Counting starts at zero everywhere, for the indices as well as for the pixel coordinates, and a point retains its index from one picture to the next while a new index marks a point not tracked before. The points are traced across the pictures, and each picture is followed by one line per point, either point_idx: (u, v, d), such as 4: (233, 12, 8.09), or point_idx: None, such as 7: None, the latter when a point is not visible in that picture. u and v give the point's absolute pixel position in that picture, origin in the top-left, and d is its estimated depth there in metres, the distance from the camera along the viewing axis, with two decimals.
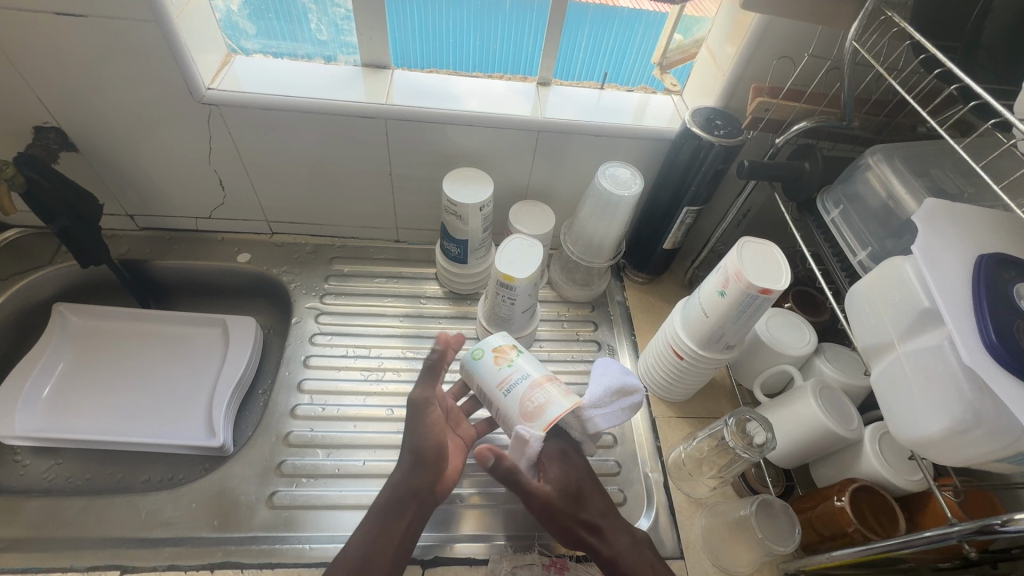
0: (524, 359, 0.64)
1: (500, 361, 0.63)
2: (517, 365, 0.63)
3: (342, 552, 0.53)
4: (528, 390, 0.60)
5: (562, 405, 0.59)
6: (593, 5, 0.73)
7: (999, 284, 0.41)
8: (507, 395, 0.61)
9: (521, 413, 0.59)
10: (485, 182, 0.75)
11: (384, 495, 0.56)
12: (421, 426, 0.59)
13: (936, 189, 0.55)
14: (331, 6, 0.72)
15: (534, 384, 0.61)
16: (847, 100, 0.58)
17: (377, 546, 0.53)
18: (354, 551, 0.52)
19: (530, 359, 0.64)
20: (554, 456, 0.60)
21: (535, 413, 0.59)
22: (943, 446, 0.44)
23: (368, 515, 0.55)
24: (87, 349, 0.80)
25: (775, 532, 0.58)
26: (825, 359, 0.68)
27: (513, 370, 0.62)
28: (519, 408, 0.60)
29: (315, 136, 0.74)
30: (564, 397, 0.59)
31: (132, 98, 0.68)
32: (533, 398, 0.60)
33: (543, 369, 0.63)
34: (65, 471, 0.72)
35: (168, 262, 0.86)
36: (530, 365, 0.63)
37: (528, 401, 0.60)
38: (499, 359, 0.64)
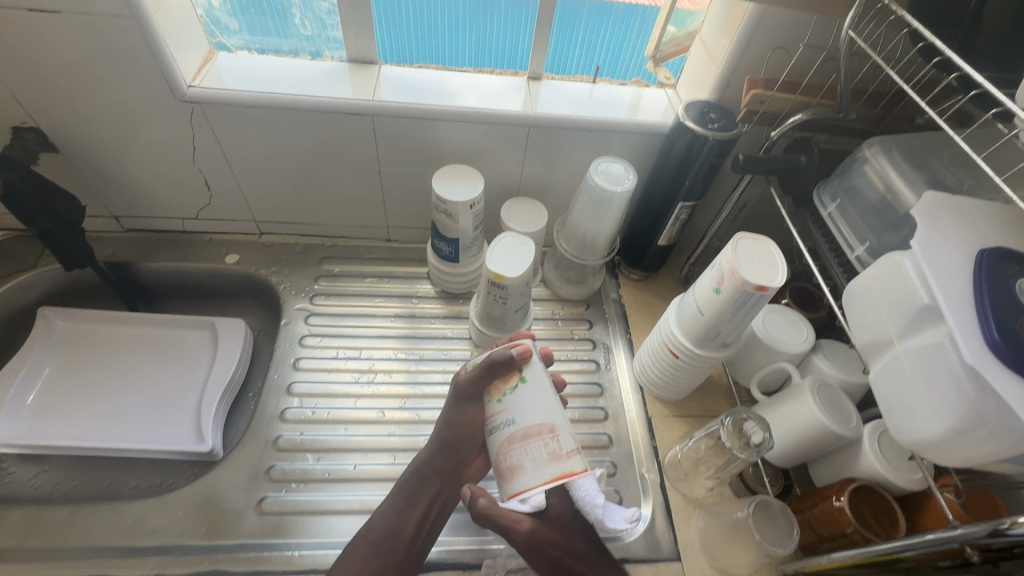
0: (519, 394, 0.55)
1: (495, 392, 0.56)
2: (507, 406, 0.54)
3: (360, 536, 0.57)
4: (509, 443, 0.53)
5: (533, 477, 0.50)
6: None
7: (1002, 279, 0.40)
8: (492, 435, 0.55)
9: (497, 465, 0.54)
10: (475, 179, 0.74)
11: (406, 478, 0.61)
12: (460, 410, 0.61)
13: (934, 181, 0.54)
14: (315, 1, 0.71)
15: (516, 437, 0.53)
16: (843, 91, 0.57)
17: (397, 524, 0.57)
18: (373, 530, 0.57)
19: (528, 395, 0.54)
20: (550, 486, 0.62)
21: (507, 473, 0.52)
22: (944, 447, 0.43)
23: (390, 496, 0.60)
24: (73, 353, 0.79)
25: (773, 534, 0.58)
26: (823, 357, 0.67)
27: (502, 408, 0.55)
28: (495, 457, 0.54)
29: (302, 134, 0.73)
30: (541, 467, 0.50)
31: (112, 98, 0.67)
32: (509, 454, 0.53)
33: (540, 417, 0.53)
34: (51, 479, 0.70)
35: (156, 264, 0.85)
36: (525, 405, 0.54)
37: (507, 457, 0.53)
38: (493, 391, 0.56)
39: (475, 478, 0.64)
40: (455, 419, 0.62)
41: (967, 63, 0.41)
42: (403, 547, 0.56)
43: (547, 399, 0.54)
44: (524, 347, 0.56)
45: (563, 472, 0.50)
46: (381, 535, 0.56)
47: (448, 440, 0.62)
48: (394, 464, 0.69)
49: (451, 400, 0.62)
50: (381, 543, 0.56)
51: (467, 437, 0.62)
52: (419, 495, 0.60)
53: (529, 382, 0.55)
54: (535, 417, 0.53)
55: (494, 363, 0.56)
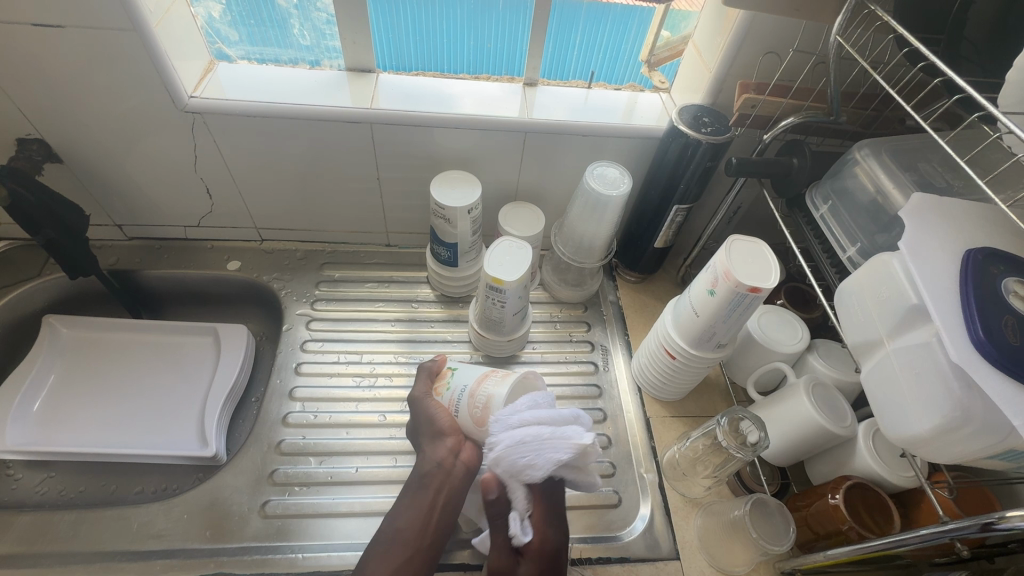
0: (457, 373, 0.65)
1: (439, 392, 0.64)
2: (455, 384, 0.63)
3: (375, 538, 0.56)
4: (472, 405, 0.61)
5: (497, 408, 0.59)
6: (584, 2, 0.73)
7: (987, 279, 0.41)
8: (459, 416, 0.61)
9: (475, 422, 0.60)
10: (473, 183, 0.75)
11: (410, 480, 0.59)
12: (424, 415, 0.63)
13: (923, 183, 0.55)
14: (313, 11, 0.72)
15: (473, 391, 0.62)
16: (833, 95, 0.58)
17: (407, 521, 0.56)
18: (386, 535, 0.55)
19: (465, 370, 0.65)
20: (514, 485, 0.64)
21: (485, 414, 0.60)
22: (934, 444, 0.43)
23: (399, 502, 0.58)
24: (77, 360, 0.80)
25: (770, 532, 0.58)
26: (818, 356, 0.68)
27: (451, 391, 0.63)
28: (471, 422, 0.60)
29: (301, 142, 0.74)
30: (501, 383, 0.60)
31: (114, 108, 0.68)
32: (476, 404, 0.61)
33: (477, 372, 0.64)
34: (57, 485, 0.71)
35: (158, 272, 0.86)
36: (465, 375, 0.64)
37: (478, 415, 0.60)
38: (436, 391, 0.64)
39: (474, 460, 0.59)
40: (430, 417, 0.62)
41: (949, 68, 0.42)
42: (412, 543, 0.54)
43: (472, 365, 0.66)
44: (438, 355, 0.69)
45: (512, 378, 0.61)
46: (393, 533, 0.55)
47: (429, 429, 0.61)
48: (396, 467, 0.70)
49: (413, 413, 0.65)
50: (392, 543, 0.54)
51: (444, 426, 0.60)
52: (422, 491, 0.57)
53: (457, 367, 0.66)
54: (472, 373, 0.64)
55: (427, 370, 0.67)
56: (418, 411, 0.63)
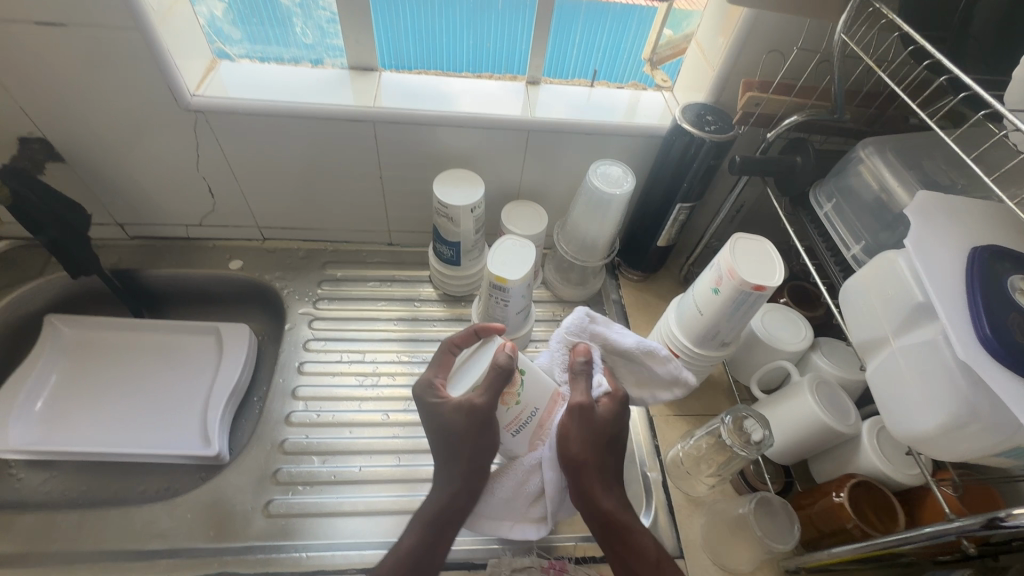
0: (530, 384, 0.55)
1: (508, 400, 0.55)
2: (531, 396, 0.55)
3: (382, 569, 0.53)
4: (538, 426, 0.57)
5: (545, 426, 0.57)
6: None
7: (994, 277, 0.41)
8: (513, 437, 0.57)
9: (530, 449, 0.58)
10: (476, 182, 0.75)
11: (422, 508, 0.57)
12: (475, 427, 0.54)
13: (927, 181, 0.55)
14: (316, 10, 0.72)
15: (541, 415, 0.56)
16: (838, 93, 0.58)
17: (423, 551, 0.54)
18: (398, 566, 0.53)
19: (536, 383, 0.55)
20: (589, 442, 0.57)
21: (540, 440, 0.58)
22: (940, 442, 0.43)
23: (408, 531, 0.56)
24: (80, 359, 0.80)
25: (774, 532, 0.59)
26: (822, 354, 0.68)
27: (524, 406, 0.55)
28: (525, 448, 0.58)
29: (304, 141, 0.74)
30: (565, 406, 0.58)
31: (117, 107, 0.67)
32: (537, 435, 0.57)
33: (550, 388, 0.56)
34: (60, 484, 0.71)
35: (160, 271, 0.85)
36: (538, 392, 0.55)
37: (537, 437, 0.57)
38: (504, 399, 0.55)
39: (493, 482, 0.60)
40: (485, 441, 0.55)
41: (956, 66, 0.42)
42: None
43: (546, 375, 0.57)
44: (511, 346, 0.55)
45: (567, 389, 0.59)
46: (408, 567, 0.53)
47: (470, 458, 0.56)
48: (399, 466, 0.70)
49: (458, 419, 0.55)
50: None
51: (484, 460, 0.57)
52: (441, 532, 0.55)
53: (528, 372, 0.55)
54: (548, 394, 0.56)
55: (501, 374, 0.53)
56: (466, 432, 0.54)
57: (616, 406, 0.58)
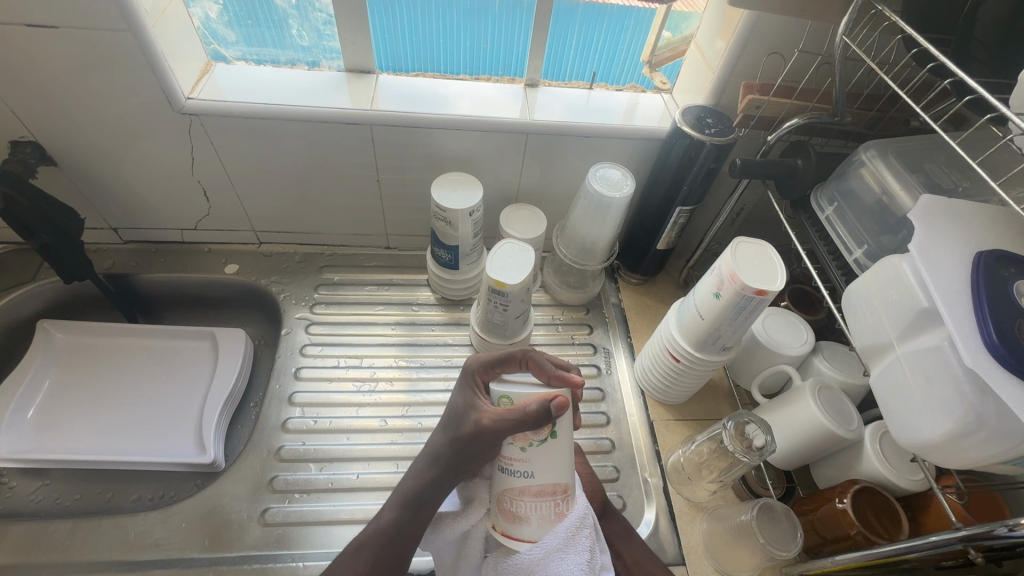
0: (549, 450, 0.50)
1: (517, 438, 0.50)
2: (535, 458, 0.50)
3: (349, 550, 0.53)
4: (531, 491, 0.50)
5: (536, 533, 0.50)
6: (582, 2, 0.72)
7: (999, 283, 0.40)
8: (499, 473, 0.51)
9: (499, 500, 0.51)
10: (475, 185, 0.74)
11: (405, 483, 0.55)
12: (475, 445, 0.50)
13: (930, 184, 0.54)
14: (312, 12, 0.71)
15: (528, 489, 0.50)
16: (839, 95, 0.57)
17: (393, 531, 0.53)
18: (370, 540, 0.53)
19: (554, 452, 0.50)
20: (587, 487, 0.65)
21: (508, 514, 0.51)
22: (946, 450, 0.43)
23: (386, 506, 0.55)
24: (72, 366, 0.79)
25: (777, 537, 0.57)
26: (823, 358, 0.67)
27: (524, 457, 0.50)
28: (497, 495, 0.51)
29: (299, 144, 0.73)
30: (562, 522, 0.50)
31: (110, 110, 0.66)
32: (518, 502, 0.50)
33: (564, 477, 0.50)
34: (52, 493, 0.70)
35: (155, 276, 0.84)
36: (550, 462, 0.50)
37: (514, 497, 0.50)
38: (515, 436, 0.50)
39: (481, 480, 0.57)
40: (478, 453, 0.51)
41: (960, 69, 0.41)
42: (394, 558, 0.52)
43: (568, 457, 0.51)
44: (563, 400, 0.48)
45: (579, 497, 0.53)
46: (377, 543, 0.52)
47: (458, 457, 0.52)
48: (397, 473, 0.69)
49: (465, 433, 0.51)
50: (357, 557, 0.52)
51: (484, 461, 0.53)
52: (418, 515, 0.53)
53: (557, 437, 0.50)
54: (556, 478, 0.50)
55: (524, 419, 0.48)
56: (469, 434, 0.50)
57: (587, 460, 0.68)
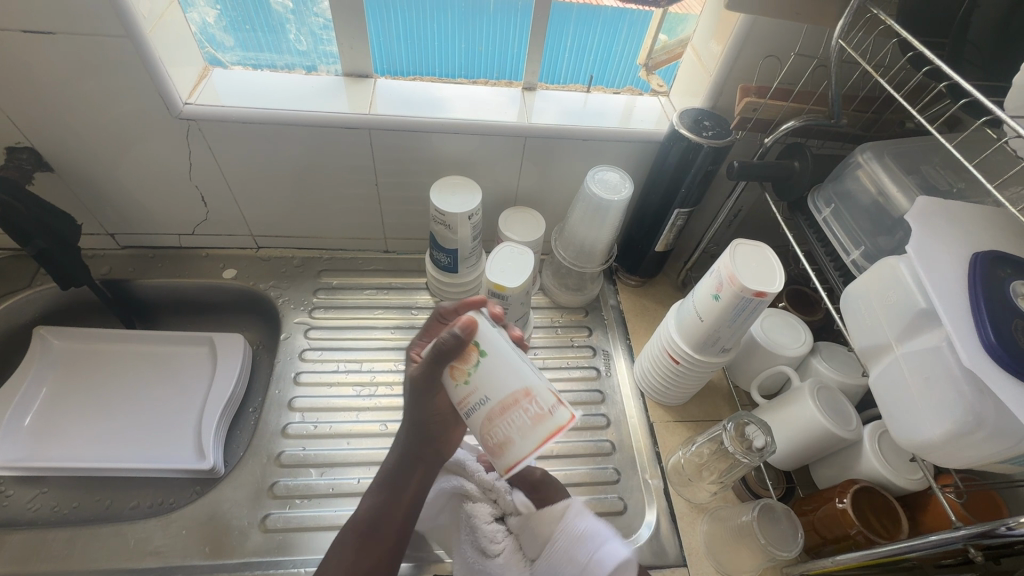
0: (485, 367, 0.44)
1: (457, 376, 0.46)
2: (482, 380, 0.44)
3: (336, 544, 0.53)
4: (492, 413, 0.43)
5: (524, 446, 0.42)
6: (576, 5, 0.72)
7: (996, 283, 0.41)
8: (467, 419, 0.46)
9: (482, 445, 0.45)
10: (473, 189, 0.74)
11: (380, 472, 0.57)
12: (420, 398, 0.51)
13: (927, 186, 0.55)
14: (309, 16, 0.71)
15: (493, 413, 0.44)
16: (835, 98, 0.57)
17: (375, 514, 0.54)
18: (353, 526, 0.54)
19: (494, 364, 0.44)
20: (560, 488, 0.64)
21: (496, 449, 0.44)
22: (945, 450, 0.43)
23: (369, 491, 0.56)
24: (69, 372, 0.78)
25: (778, 538, 0.58)
26: (822, 359, 0.68)
27: (472, 388, 0.45)
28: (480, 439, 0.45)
29: (298, 148, 0.73)
30: (534, 428, 0.42)
31: (107, 115, 0.66)
32: (491, 429, 0.44)
33: (510, 377, 0.43)
34: (50, 501, 0.69)
35: (152, 281, 0.84)
36: (494, 374, 0.44)
37: (487, 429, 0.44)
38: (454, 373, 0.46)
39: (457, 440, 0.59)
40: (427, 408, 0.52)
41: (956, 73, 0.41)
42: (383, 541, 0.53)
43: (511, 359, 0.44)
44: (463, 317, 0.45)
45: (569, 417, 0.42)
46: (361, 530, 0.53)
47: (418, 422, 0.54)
48: None
49: (411, 394, 0.52)
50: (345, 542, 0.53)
51: (440, 421, 0.55)
52: (397, 494, 0.55)
53: (488, 352, 0.44)
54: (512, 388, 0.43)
55: (442, 354, 0.46)
56: (408, 398, 0.53)
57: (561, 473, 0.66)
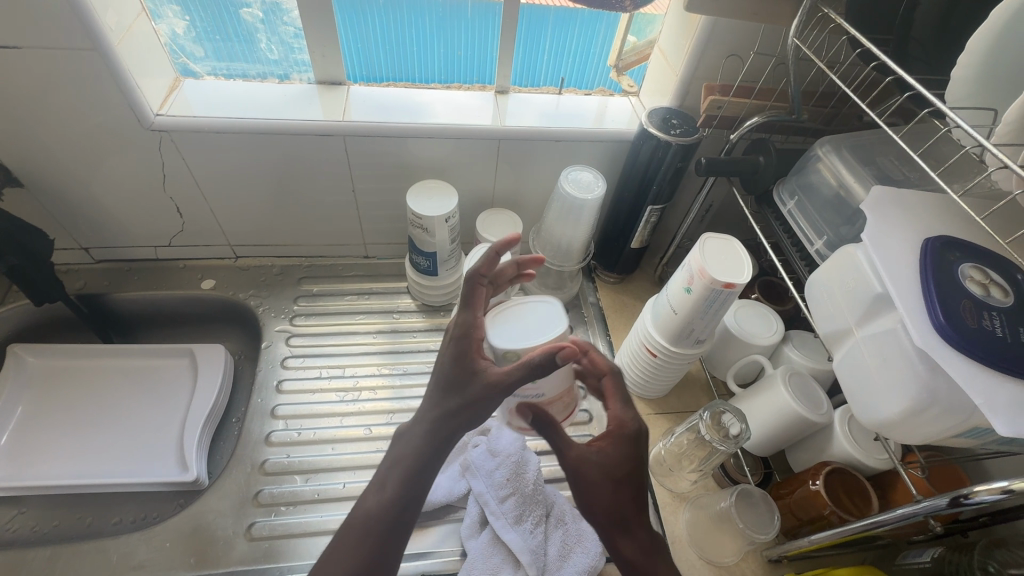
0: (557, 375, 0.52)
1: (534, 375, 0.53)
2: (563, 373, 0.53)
3: (343, 537, 0.44)
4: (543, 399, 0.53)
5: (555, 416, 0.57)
6: (553, 7, 0.74)
7: (945, 267, 0.43)
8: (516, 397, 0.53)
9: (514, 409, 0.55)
10: (450, 192, 0.75)
11: (395, 455, 0.47)
12: (489, 401, 0.47)
13: (882, 176, 0.57)
14: (280, 25, 0.71)
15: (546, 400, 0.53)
16: (795, 94, 0.60)
17: (395, 506, 0.44)
18: (361, 525, 0.44)
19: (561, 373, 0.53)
20: (608, 445, 0.50)
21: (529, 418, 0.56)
22: (904, 427, 0.45)
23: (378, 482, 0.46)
24: (46, 389, 0.77)
25: (755, 521, 0.60)
26: (793, 347, 0.70)
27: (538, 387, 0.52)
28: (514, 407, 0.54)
29: (273, 156, 0.73)
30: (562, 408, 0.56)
31: (76, 128, 0.66)
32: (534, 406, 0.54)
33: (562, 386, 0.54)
34: (30, 521, 0.69)
35: (128, 294, 0.83)
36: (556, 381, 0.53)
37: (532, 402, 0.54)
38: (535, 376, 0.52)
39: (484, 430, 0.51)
40: (486, 408, 0.48)
41: (900, 67, 0.43)
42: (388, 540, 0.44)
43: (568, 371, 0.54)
44: (570, 349, 0.44)
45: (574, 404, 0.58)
46: (374, 528, 0.43)
47: (464, 402, 0.47)
48: None
49: (483, 387, 0.47)
50: (341, 548, 0.43)
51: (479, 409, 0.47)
52: (417, 486, 0.46)
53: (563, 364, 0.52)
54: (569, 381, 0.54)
55: (536, 370, 0.46)
56: (475, 383, 0.48)
57: (618, 442, 0.50)
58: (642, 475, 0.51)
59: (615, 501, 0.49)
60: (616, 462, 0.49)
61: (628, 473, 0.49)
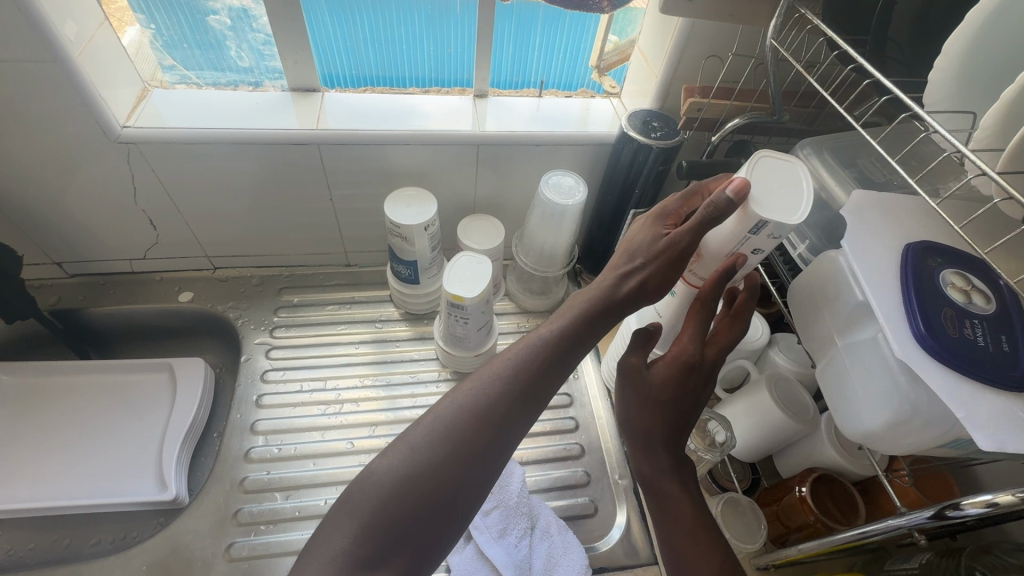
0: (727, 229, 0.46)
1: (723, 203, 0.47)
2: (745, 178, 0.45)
3: (397, 445, 0.43)
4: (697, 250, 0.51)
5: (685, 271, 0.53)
6: (543, 4, 0.71)
7: (926, 275, 0.42)
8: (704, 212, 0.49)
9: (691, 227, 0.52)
10: (428, 200, 0.74)
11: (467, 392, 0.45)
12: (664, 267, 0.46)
13: (863, 179, 0.56)
14: (249, 32, 0.69)
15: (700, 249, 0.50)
16: (775, 96, 0.58)
17: (455, 439, 0.42)
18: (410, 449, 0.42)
19: (735, 229, 0.46)
20: (668, 363, 0.48)
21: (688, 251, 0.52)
22: (887, 437, 0.44)
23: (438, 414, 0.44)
24: (19, 408, 0.75)
25: (743, 530, 0.61)
26: (778, 350, 0.69)
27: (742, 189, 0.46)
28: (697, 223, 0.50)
29: (248, 166, 0.71)
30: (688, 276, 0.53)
31: (40, 142, 0.64)
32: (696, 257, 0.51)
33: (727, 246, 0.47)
34: (5, 544, 0.67)
35: (103, 309, 0.82)
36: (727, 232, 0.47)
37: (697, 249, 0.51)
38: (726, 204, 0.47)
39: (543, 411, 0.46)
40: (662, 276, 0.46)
41: (875, 69, 0.42)
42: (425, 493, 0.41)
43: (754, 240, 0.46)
44: (740, 182, 0.43)
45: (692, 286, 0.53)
46: (428, 456, 0.41)
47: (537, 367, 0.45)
48: None
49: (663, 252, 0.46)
50: (380, 475, 0.41)
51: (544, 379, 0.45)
52: (477, 440, 0.43)
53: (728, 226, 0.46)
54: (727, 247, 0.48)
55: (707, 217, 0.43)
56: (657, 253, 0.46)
57: (677, 367, 0.48)
58: (683, 410, 0.48)
59: (647, 421, 0.48)
60: (661, 387, 0.48)
61: (671, 397, 0.48)
